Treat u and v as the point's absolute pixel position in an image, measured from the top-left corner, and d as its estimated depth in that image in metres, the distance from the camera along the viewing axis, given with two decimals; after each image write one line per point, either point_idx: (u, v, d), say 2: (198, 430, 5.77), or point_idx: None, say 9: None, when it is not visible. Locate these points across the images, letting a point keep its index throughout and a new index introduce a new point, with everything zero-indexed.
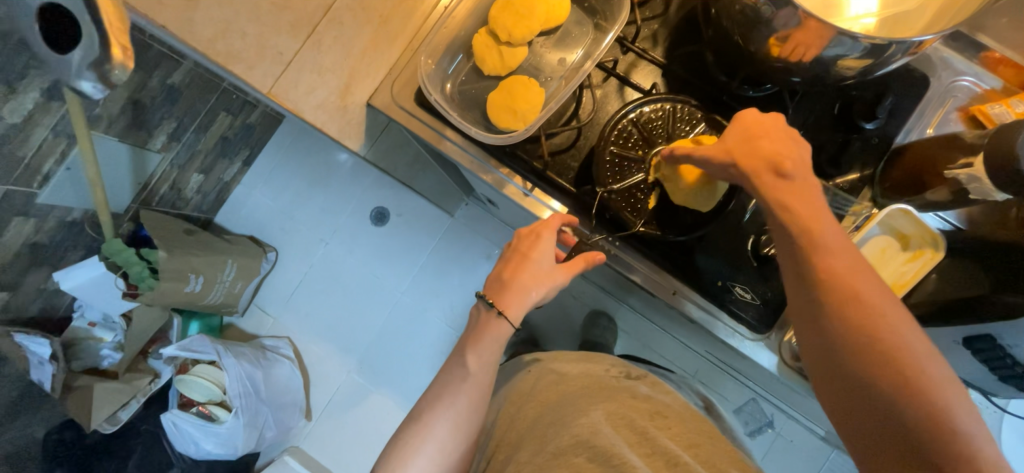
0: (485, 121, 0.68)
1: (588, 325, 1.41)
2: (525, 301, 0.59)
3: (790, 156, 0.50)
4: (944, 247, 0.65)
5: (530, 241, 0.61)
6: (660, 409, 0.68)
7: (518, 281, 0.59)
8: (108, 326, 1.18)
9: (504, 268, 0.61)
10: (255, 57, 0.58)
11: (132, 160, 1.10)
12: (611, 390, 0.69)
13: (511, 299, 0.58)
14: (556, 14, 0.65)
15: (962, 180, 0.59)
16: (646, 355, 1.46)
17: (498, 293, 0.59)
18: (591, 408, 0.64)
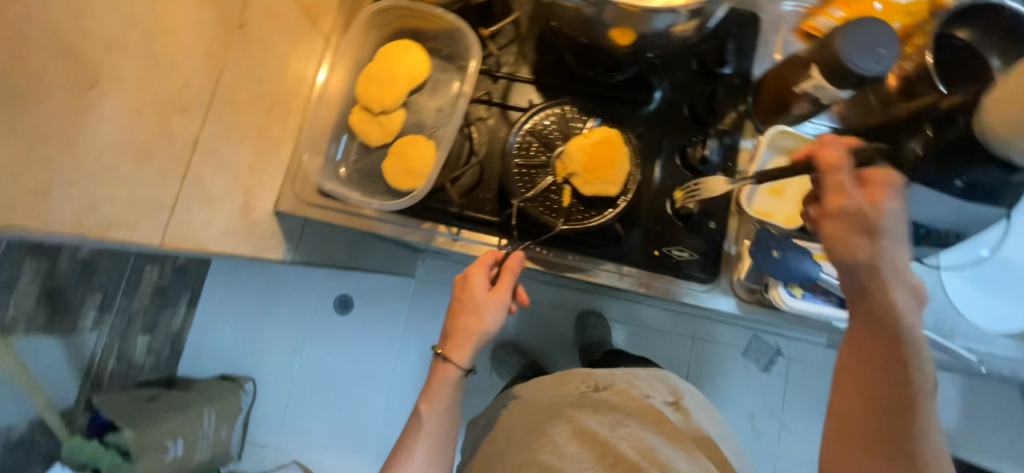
0: (388, 189, 0.69)
1: (580, 329, 1.41)
2: (474, 339, 0.61)
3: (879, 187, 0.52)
4: (828, 150, 0.71)
5: (468, 284, 0.63)
6: (623, 419, 0.69)
7: (459, 329, 0.62)
8: None
9: (449, 317, 0.64)
10: (133, 216, 0.49)
11: (66, 351, 1.05)
12: (571, 408, 0.70)
13: (456, 345, 0.61)
14: (418, 72, 0.69)
15: (812, 92, 0.64)
16: (645, 334, 1.47)
17: (447, 342, 0.62)
18: (551, 427, 0.67)
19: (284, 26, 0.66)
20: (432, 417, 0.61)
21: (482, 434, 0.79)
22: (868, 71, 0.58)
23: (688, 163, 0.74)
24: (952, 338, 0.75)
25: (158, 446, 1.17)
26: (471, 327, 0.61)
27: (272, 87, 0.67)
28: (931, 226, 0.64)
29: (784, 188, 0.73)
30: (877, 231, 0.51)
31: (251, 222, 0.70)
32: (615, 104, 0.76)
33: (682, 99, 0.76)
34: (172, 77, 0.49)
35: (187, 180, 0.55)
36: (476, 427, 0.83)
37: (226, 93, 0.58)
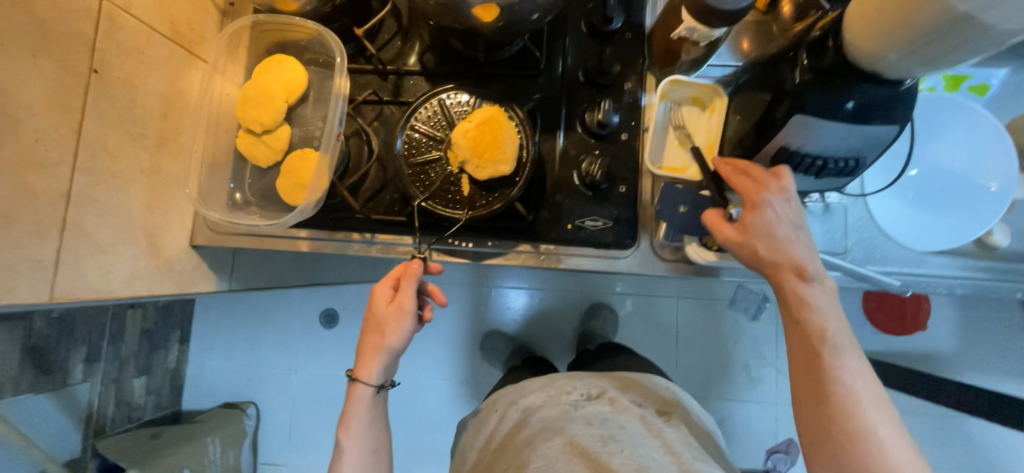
0: (289, 208, 0.69)
1: (590, 317, 1.41)
2: (386, 354, 0.65)
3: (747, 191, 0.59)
4: (723, 92, 0.70)
5: (377, 304, 0.66)
6: (615, 433, 0.69)
7: (373, 343, 0.66)
8: None
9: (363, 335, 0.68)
10: (9, 277, 0.50)
11: (62, 403, 1.12)
12: (563, 422, 0.72)
13: (367, 359, 0.66)
14: (295, 85, 0.68)
15: (686, 36, 0.62)
16: (644, 304, 1.46)
17: (360, 360, 0.67)
18: (544, 441, 0.68)
19: (152, 62, 0.65)
20: (359, 427, 0.68)
21: (477, 439, 0.81)
22: (733, 6, 0.55)
23: (589, 130, 0.72)
24: (866, 265, 0.75)
25: None
26: (377, 338, 0.65)
27: (154, 126, 0.67)
28: (829, 157, 0.60)
29: (693, 138, 0.72)
30: (750, 233, 0.58)
31: (164, 260, 0.70)
32: (511, 81, 0.74)
33: (577, 65, 0.74)
34: (20, 135, 0.50)
35: (68, 232, 0.56)
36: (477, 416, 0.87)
37: (93, 140, 0.58)
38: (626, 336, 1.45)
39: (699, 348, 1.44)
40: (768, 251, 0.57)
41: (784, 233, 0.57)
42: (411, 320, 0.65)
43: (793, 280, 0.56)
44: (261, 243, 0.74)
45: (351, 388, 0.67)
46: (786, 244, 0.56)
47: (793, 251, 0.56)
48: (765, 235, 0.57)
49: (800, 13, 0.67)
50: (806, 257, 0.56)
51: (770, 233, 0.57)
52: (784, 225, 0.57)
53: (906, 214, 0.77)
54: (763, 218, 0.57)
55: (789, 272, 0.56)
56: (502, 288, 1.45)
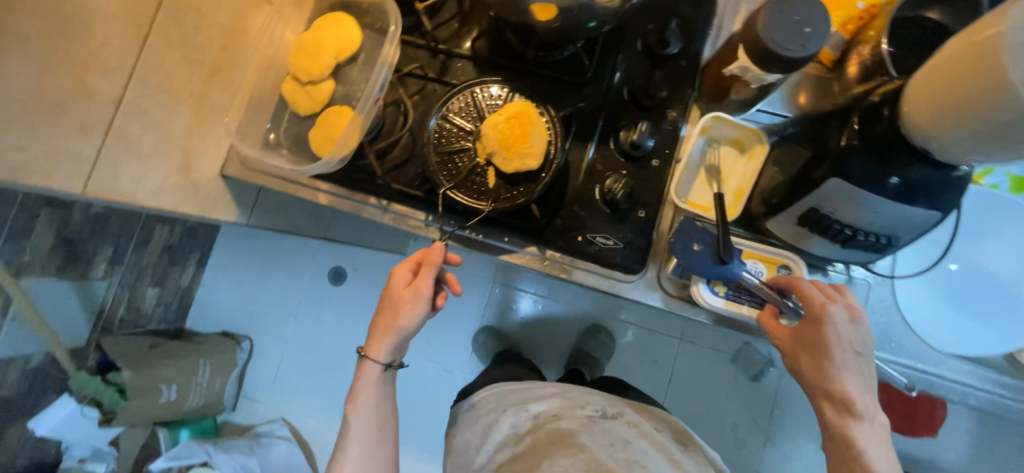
0: (313, 158, 0.71)
1: (585, 337, 1.39)
2: (396, 333, 0.67)
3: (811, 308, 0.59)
4: (766, 139, 0.67)
5: (391, 286, 0.67)
6: (640, 458, 0.68)
7: (386, 322, 0.68)
8: (99, 458, 1.33)
9: (376, 315, 0.69)
10: (49, 164, 0.53)
11: (79, 293, 1.19)
12: (583, 436, 0.71)
13: (378, 339, 0.68)
14: (348, 44, 0.70)
15: (738, 74, 0.60)
16: (648, 337, 1.43)
17: (372, 336, 0.68)
18: (562, 453, 0.68)
19: None
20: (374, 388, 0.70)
21: (483, 424, 0.79)
22: (795, 53, 0.53)
23: (621, 149, 0.71)
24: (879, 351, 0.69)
25: (150, 389, 1.30)
26: (390, 320, 0.67)
27: (211, 55, 0.70)
28: (859, 228, 0.57)
29: (725, 179, 0.70)
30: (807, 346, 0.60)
31: (193, 182, 0.73)
32: (556, 85, 0.74)
33: (624, 82, 0.73)
34: (87, 37, 0.53)
35: (111, 135, 0.59)
36: (465, 418, 0.84)
37: (153, 56, 0.61)
38: (619, 364, 1.43)
39: (689, 395, 1.41)
40: (819, 374, 0.59)
41: (841, 361, 0.58)
42: (425, 305, 0.66)
43: (838, 408, 0.58)
44: (283, 187, 0.76)
45: (361, 362, 0.70)
46: (839, 372, 0.58)
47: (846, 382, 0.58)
48: (817, 357, 0.59)
49: (865, 76, 0.63)
50: (857, 387, 0.58)
51: (823, 356, 0.59)
52: (843, 352, 0.58)
53: (928, 306, 0.73)
54: (818, 340, 0.59)
55: (836, 400, 0.58)
56: (505, 286, 1.44)
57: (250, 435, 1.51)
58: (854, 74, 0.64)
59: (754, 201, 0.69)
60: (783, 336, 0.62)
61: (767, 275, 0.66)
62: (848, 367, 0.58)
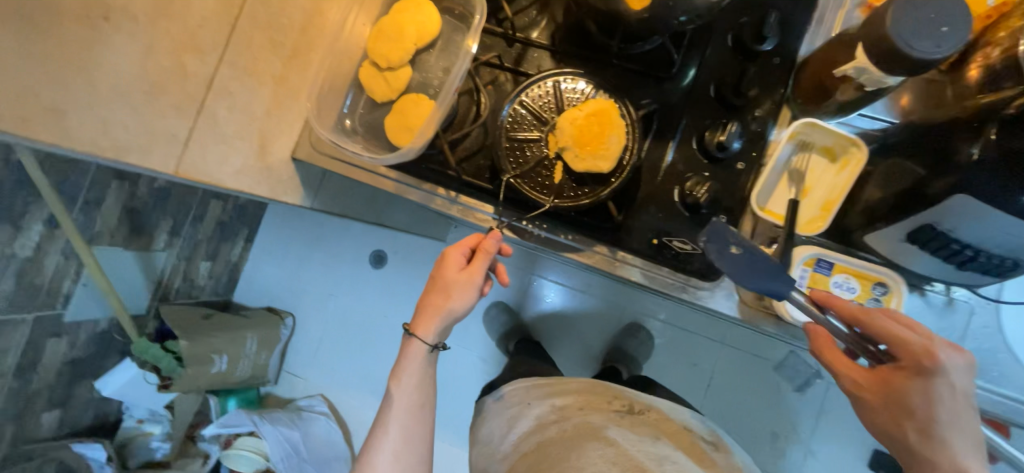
0: (389, 146, 0.71)
1: (624, 335, 1.33)
2: (444, 317, 0.65)
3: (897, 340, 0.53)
4: (865, 148, 0.62)
5: (440, 268, 0.67)
6: (668, 452, 0.66)
7: (435, 304, 0.65)
8: (156, 420, 1.40)
9: (423, 297, 0.67)
10: (148, 144, 0.54)
11: (142, 263, 1.27)
12: (610, 430, 0.67)
13: (426, 321, 0.65)
14: (427, 30, 0.68)
15: (851, 76, 0.56)
16: (684, 338, 1.38)
17: (419, 318, 0.66)
18: (591, 446, 0.64)
19: None
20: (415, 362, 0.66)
21: (505, 415, 0.76)
22: (927, 54, 0.49)
23: (705, 150, 0.68)
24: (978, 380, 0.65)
25: (204, 358, 1.31)
26: (441, 301, 0.65)
27: (292, 38, 0.70)
28: (983, 250, 0.53)
29: (811, 189, 0.66)
30: (897, 385, 0.53)
31: (267, 164, 0.74)
32: (636, 79, 0.71)
33: (710, 79, 0.69)
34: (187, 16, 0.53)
35: (201, 116, 0.60)
36: (489, 408, 0.81)
37: (242, 38, 0.62)
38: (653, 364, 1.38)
39: (727, 400, 1.36)
40: (923, 438, 0.51)
41: (951, 426, 0.50)
42: (477, 291, 0.65)
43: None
44: (352, 172, 0.76)
45: (404, 344, 0.67)
46: (946, 435, 0.50)
47: (955, 446, 0.50)
48: (921, 415, 0.51)
49: (986, 82, 0.54)
50: (970, 452, 0.50)
51: (924, 412, 0.51)
52: (952, 411, 0.50)
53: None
54: (924, 395, 0.51)
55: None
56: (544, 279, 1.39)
57: (291, 408, 1.55)
58: (974, 79, 0.55)
59: (851, 211, 0.65)
60: (869, 385, 0.54)
61: (862, 292, 0.62)
62: (956, 431, 0.50)
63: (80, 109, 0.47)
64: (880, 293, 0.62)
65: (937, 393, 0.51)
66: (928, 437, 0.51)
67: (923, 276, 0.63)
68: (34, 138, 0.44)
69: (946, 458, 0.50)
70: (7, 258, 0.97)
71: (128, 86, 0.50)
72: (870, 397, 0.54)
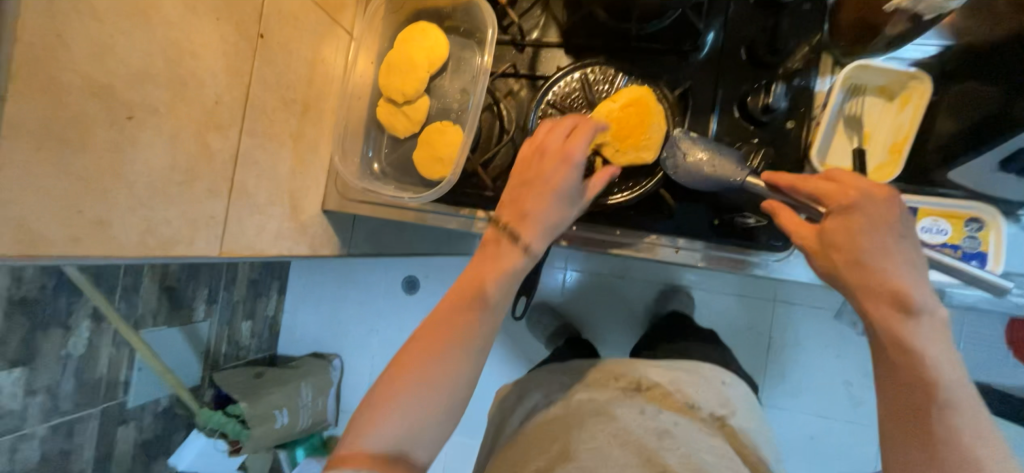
0: (423, 181, 0.69)
1: (660, 300, 1.22)
2: (542, 228, 0.55)
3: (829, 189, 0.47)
4: (928, 80, 0.58)
5: (551, 160, 0.55)
6: (669, 428, 0.59)
7: (548, 212, 0.55)
8: None
9: (519, 196, 0.56)
10: (190, 232, 0.53)
11: (187, 336, 1.29)
12: (614, 407, 0.62)
13: (531, 234, 0.54)
14: (437, 54, 0.66)
15: (907, 7, 0.51)
16: (728, 302, 1.24)
17: (515, 215, 0.55)
18: (591, 421, 0.59)
19: (304, 27, 0.66)
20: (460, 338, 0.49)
21: (512, 412, 0.71)
22: None
23: (749, 116, 0.64)
24: None
25: (267, 416, 1.28)
26: (557, 212, 0.56)
27: (301, 91, 0.67)
28: None
29: (870, 135, 0.61)
30: (837, 236, 0.47)
31: (302, 223, 0.73)
32: (659, 58, 0.68)
33: (737, 42, 0.66)
34: (204, 97, 0.52)
35: (234, 192, 0.58)
36: (504, 396, 0.76)
37: (256, 104, 0.59)
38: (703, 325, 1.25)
39: (792, 360, 1.21)
40: (853, 270, 0.46)
41: (880, 252, 0.44)
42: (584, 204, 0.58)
43: (884, 304, 0.44)
44: (387, 213, 0.75)
45: (498, 249, 0.55)
46: (877, 262, 0.44)
47: (890, 273, 0.44)
48: (853, 250, 0.46)
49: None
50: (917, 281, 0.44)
51: (860, 251, 0.45)
52: (878, 237, 0.45)
53: None
54: (849, 231, 0.46)
55: (881, 296, 0.44)
56: (587, 270, 1.30)
57: None
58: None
59: (925, 148, 0.61)
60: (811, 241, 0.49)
61: (955, 233, 0.58)
62: (892, 259, 0.44)
63: (122, 215, 0.46)
64: (975, 229, 0.58)
65: (860, 226, 0.45)
66: (855, 268, 0.45)
67: (1011, 202, 0.59)
68: (86, 254, 0.43)
69: (877, 285, 0.44)
70: (61, 360, 0.99)
71: (162, 179, 0.49)
72: (818, 251, 0.49)
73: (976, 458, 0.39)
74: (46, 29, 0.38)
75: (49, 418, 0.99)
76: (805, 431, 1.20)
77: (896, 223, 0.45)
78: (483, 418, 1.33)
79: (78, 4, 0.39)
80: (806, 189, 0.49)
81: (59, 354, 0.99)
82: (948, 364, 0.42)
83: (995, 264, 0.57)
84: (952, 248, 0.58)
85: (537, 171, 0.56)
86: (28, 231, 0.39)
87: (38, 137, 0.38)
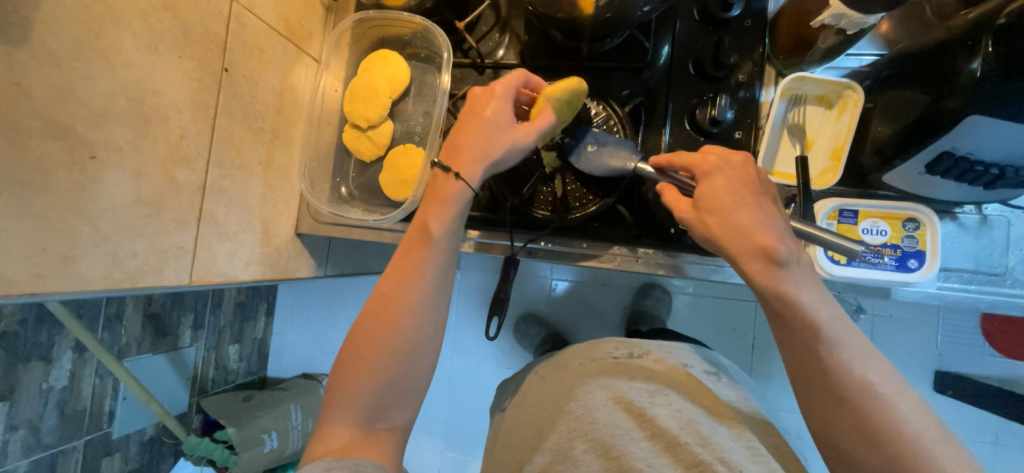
0: (390, 202, 0.71)
1: (638, 296, 1.25)
2: (483, 160, 0.53)
3: (696, 157, 0.51)
4: (859, 88, 0.60)
5: (478, 99, 0.56)
6: (662, 387, 0.60)
7: (483, 142, 0.54)
8: None
9: (455, 133, 0.55)
10: (158, 263, 0.54)
11: (173, 362, 1.29)
12: (604, 375, 0.62)
13: (470, 166, 0.53)
14: (399, 80, 0.69)
15: (830, 23, 0.55)
16: (711, 304, 1.26)
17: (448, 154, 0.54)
18: (584, 391, 0.59)
19: (270, 59, 0.68)
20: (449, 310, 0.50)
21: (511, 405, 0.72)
22: None
23: (699, 128, 0.67)
24: None
25: (255, 439, 1.26)
26: (492, 147, 0.53)
27: (269, 120, 0.70)
28: (1008, 165, 0.51)
29: (813, 142, 0.64)
30: (710, 198, 0.47)
31: (274, 247, 0.74)
32: (613, 74, 0.71)
33: (685, 58, 0.69)
34: (169, 131, 0.54)
35: (203, 221, 0.60)
36: (509, 386, 0.77)
37: (222, 135, 0.61)
38: (679, 322, 1.28)
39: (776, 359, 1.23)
40: (724, 231, 0.46)
41: (743, 208, 0.45)
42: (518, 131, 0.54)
43: (756, 261, 0.44)
44: (359, 235, 0.76)
45: (433, 188, 0.53)
46: (742, 220, 0.45)
47: (757, 229, 0.44)
48: (722, 212, 0.46)
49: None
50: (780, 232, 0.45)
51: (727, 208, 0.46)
52: (744, 195, 0.46)
53: None
54: (715, 190, 0.47)
55: (751, 252, 0.44)
56: (571, 278, 1.32)
57: None
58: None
59: (863, 152, 0.64)
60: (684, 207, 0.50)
61: (893, 234, 0.60)
62: (756, 215, 0.45)
63: (87, 251, 0.47)
64: (913, 229, 0.60)
65: (724, 188, 0.47)
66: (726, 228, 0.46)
67: (946, 201, 0.62)
68: (51, 292, 0.45)
69: (746, 243, 0.44)
70: (43, 393, 0.99)
71: (125, 214, 0.50)
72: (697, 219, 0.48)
73: (875, 383, 0.42)
74: (7, 80, 0.40)
75: (30, 454, 0.99)
76: (790, 427, 1.21)
77: (754, 183, 0.47)
78: (473, 431, 1.33)
79: (37, 54, 0.42)
80: (682, 161, 0.52)
81: (41, 387, 0.99)
82: (824, 305, 0.43)
83: (929, 265, 0.59)
84: (891, 248, 0.60)
85: (470, 105, 0.56)
86: None
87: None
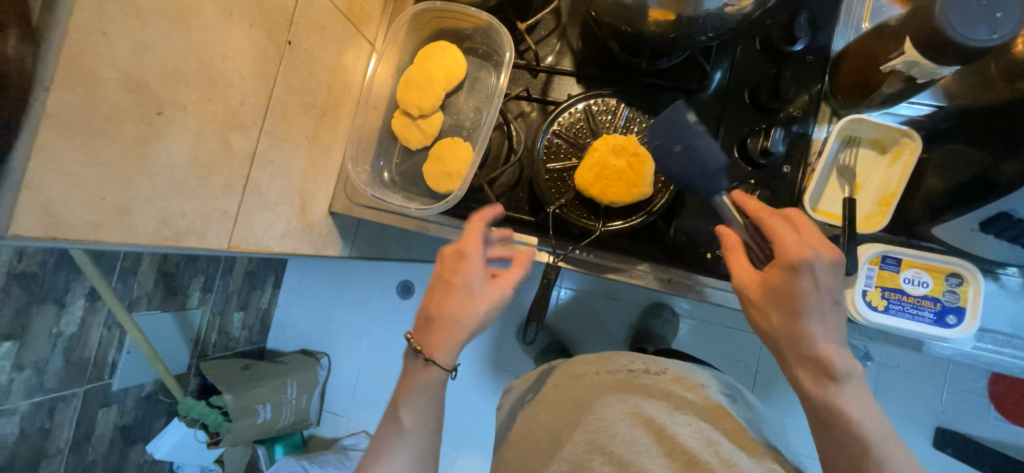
0: (430, 192, 0.71)
1: (647, 315, 1.24)
2: (454, 332, 0.51)
3: (784, 237, 0.50)
4: (916, 138, 0.60)
5: (448, 266, 0.54)
6: (680, 406, 0.60)
7: (456, 312, 0.51)
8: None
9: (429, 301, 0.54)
10: (202, 225, 0.55)
11: (179, 323, 1.30)
12: (623, 391, 0.61)
13: (439, 338, 0.51)
14: (454, 73, 0.70)
15: (901, 70, 0.54)
16: (719, 332, 1.25)
17: (422, 336, 0.52)
18: (602, 403, 0.59)
19: (329, 37, 0.68)
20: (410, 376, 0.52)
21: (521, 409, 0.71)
22: (983, 42, 0.47)
23: (748, 157, 0.66)
24: None
25: (250, 409, 1.26)
26: (464, 315, 0.51)
27: (320, 96, 0.70)
28: None
29: (861, 185, 0.64)
30: (789, 296, 0.49)
31: (308, 223, 0.75)
32: (665, 93, 0.71)
33: (740, 85, 0.69)
34: (229, 98, 0.54)
35: (248, 189, 0.60)
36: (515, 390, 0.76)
37: (277, 106, 0.62)
38: (685, 346, 1.27)
39: (780, 395, 1.21)
40: (789, 331, 0.50)
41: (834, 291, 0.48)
42: (495, 299, 0.52)
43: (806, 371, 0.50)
44: (391, 220, 0.77)
45: (411, 357, 0.53)
46: (808, 325, 0.48)
47: (818, 337, 0.48)
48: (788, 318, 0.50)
49: None
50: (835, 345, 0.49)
51: (798, 310, 0.49)
52: (813, 300, 0.48)
53: None
54: (789, 288, 0.49)
55: (806, 359, 0.49)
56: (581, 288, 1.31)
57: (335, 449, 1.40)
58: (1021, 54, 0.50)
59: (914, 201, 0.63)
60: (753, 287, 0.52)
61: (935, 286, 0.59)
62: (819, 319, 0.49)
63: (142, 205, 0.48)
64: (955, 284, 0.59)
65: (802, 286, 0.48)
66: (786, 327, 0.50)
67: (992, 261, 0.62)
68: (104, 240, 0.45)
69: (802, 349, 0.49)
70: (52, 337, 1.00)
71: (179, 173, 0.51)
72: (755, 303, 0.53)
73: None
74: (93, 28, 0.40)
75: (32, 395, 0.99)
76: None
77: (833, 289, 0.48)
78: (468, 429, 1.32)
79: (124, 7, 0.42)
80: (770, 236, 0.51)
81: (51, 331, 1.00)
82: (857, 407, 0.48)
83: (968, 322, 0.58)
84: (931, 300, 0.59)
85: (442, 273, 0.54)
86: (52, 213, 0.41)
87: (72, 126, 0.40)
